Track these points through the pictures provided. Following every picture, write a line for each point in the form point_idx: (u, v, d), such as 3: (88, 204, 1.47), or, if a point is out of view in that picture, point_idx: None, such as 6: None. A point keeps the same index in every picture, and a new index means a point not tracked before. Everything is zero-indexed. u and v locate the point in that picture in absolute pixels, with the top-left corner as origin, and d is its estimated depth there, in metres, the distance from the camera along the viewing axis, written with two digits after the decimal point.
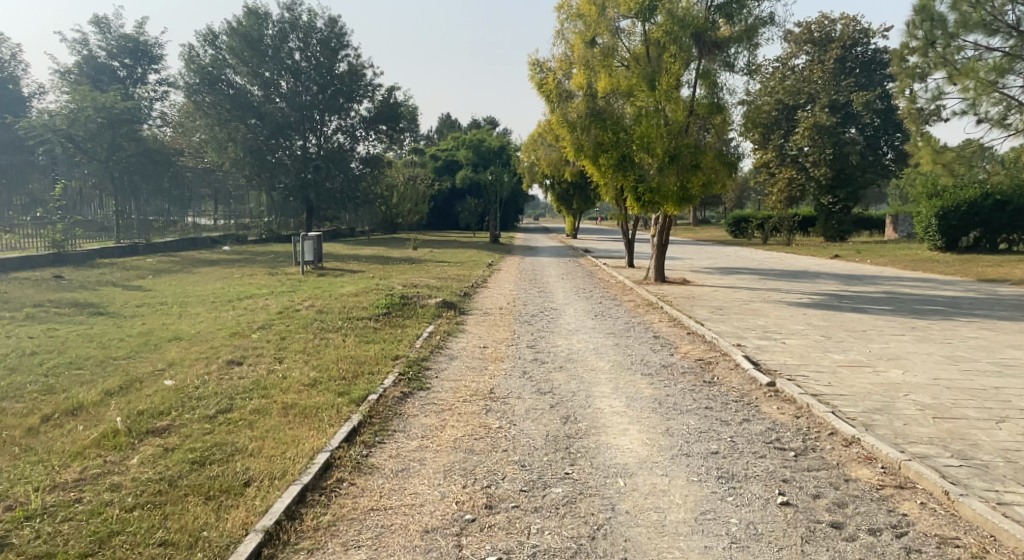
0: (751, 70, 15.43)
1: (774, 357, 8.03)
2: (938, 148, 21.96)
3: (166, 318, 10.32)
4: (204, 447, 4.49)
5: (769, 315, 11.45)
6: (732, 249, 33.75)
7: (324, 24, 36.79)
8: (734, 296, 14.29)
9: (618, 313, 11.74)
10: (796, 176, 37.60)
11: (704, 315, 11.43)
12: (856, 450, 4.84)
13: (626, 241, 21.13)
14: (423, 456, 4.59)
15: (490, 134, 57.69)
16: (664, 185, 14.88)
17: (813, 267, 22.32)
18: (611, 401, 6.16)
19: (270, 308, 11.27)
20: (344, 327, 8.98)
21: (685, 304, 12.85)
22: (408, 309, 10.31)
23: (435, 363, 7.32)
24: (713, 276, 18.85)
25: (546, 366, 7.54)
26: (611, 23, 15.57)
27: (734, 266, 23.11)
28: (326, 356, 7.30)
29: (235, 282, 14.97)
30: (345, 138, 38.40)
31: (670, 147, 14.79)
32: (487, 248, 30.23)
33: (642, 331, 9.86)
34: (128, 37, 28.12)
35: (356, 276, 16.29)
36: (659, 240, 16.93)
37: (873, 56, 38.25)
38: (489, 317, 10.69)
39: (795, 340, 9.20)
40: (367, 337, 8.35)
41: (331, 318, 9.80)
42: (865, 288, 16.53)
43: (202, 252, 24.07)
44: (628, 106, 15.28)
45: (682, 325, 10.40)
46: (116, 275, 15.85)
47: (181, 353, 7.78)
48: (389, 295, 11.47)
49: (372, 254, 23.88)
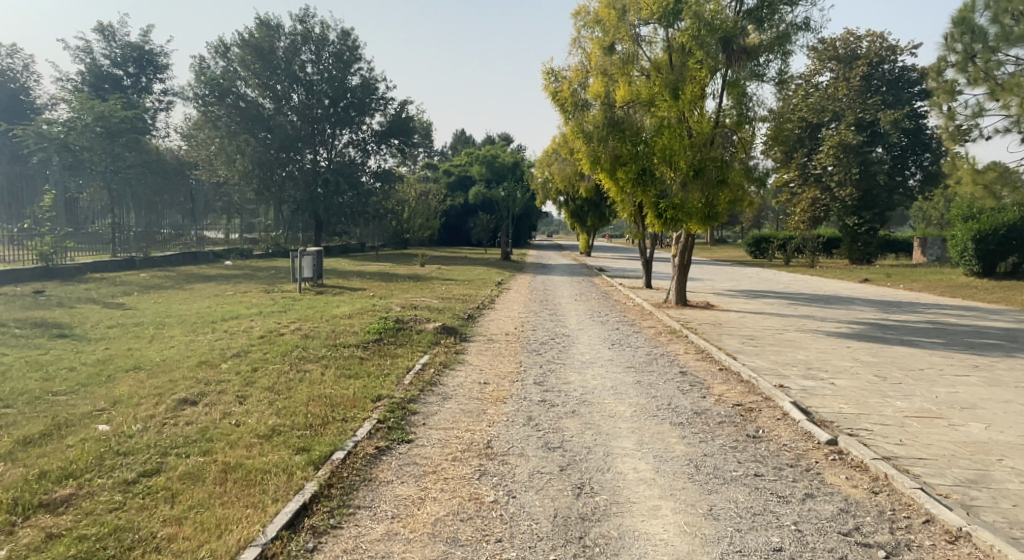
0: (785, 78, 14.29)
1: (824, 404, 6.84)
2: (978, 168, 20.77)
3: (134, 342, 9.24)
4: (98, 536, 3.38)
5: (808, 348, 10.24)
6: (753, 270, 32.53)
7: (337, 37, 36.15)
8: (765, 323, 13.09)
9: (639, 342, 10.54)
10: (819, 197, 36.43)
11: (735, 346, 10.26)
12: (967, 551, 3.63)
13: (644, 260, 19.98)
14: (388, 550, 3.44)
15: (503, 149, 57.11)
16: (687, 202, 13.77)
17: (843, 292, 21.02)
18: (637, 463, 4.96)
19: (253, 331, 10.15)
20: (327, 358, 7.86)
21: (712, 332, 11.68)
22: (402, 336, 9.19)
23: (424, 405, 6.15)
24: (739, 300, 17.65)
25: (559, 410, 6.37)
26: (631, 30, 14.55)
27: (760, 288, 21.92)
28: (297, 394, 6.17)
29: (226, 300, 14.00)
30: (356, 152, 37.76)
31: (695, 161, 13.65)
32: (498, 266, 29.19)
33: (667, 366, 8.66)
34: (133, 46, 27.79)
35: (355, 295, 15.28)
36: (680, 261, 15.74)
37: (900, 74, 36.97)
38: (494, 346, 9.52)
39: (845, 381, 7.98)
40: (350, 371, 7.20)
41: (315, 345, 8.67)
42: (905, 316, 15.24)
43: (203, 267, 23.25)
44: (649, 117, 14.16)
45: (712, 359, 9.21)
46: (102, 291, 14.95)
47: (132, 388, 6.66)
48: (384, 319, 10.33)
49: (378, 271, 22.94)
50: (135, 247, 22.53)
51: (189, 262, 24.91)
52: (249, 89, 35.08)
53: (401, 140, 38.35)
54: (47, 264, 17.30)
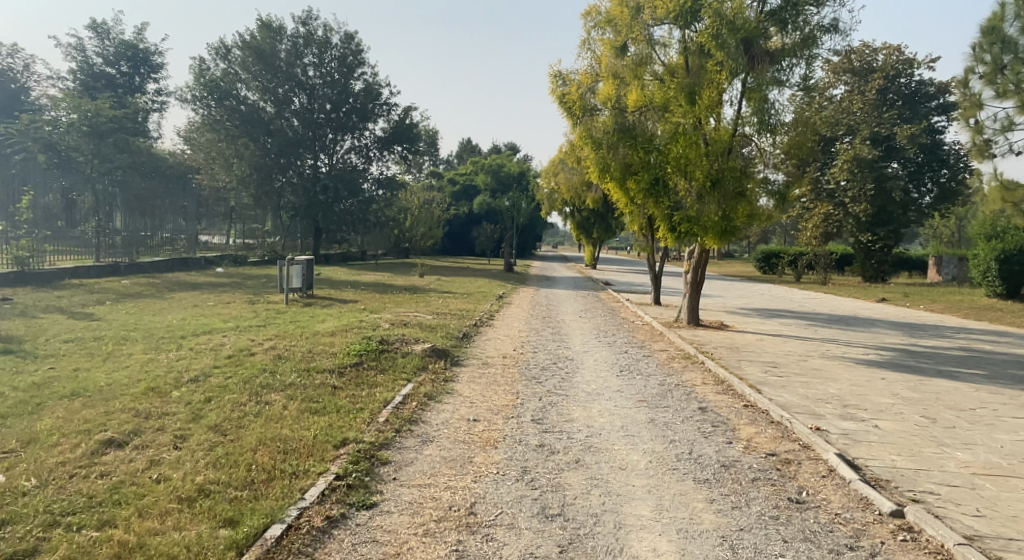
0: (810, 85, 13.19)
1: (873, 455, 5.80)
2: (1009, 185, 19.65)
3: (83, 362, 8.22)
4: None
5: (838, 380, 9.19)
6: (765, 287, 31.44)
7: (340, 40, 35.38)
8: (786, 348, 12.05)
9: (651, 369, 9.47)
10: (832, 212, 35.60)
11: (758, 375, 9.25)
12: None
13: (652, 275, 18.97)
14: None
15: (509, 159, 56.45)
16: (704, 215, 12.74)
17: (863, 312, 19.94)
18: (658, 541, 3.91)
19: (222, 349, 9.14)
20: (295, 386, 6.83)
21: (730, 357, 10.64)
22: (386, 359, 8.16)
23: (398, 452, 5.12)
24: (754, 320, 16.59)
25: (560, 459, 5.32)
26: (645, 30, 13.59)
27: (774, 307, 20.87)
28: (246, 436, 5.15)
29: (203, 311, 13.05)
30: (357, 158, 36.91)
31: (713, 171, 12.66)
32: (500, 278, 28.23)
33: (683, 400, 7.60)
34: (128, 44, 27.04)
35: (344, 308, 14.30)
36: (693, 278, 14.68)
37: (918, 87, 35.87)
38: (489, 372, 8.49)
39: (890, 424, 6.93)
40: (317, 404, 6.17)
41: (285, 370, 7.65)
42: (935, 341, 14.17)
43: (193, 274, 22.40)
44: (663, 123, 13.13)
45: (734, 392, 8.14)
46: (74, 299, 13.98)
47: (55, 421, 5.62)
48: (366, 338, 9.25)
49: (374, 281, 21.97)
50: (122, 252, 21.66)
51: (179, 269, 24.01)
52: (250, 92, 34.18)
53: (404, 147, 37.48)
54: (23, 269, 16.44)
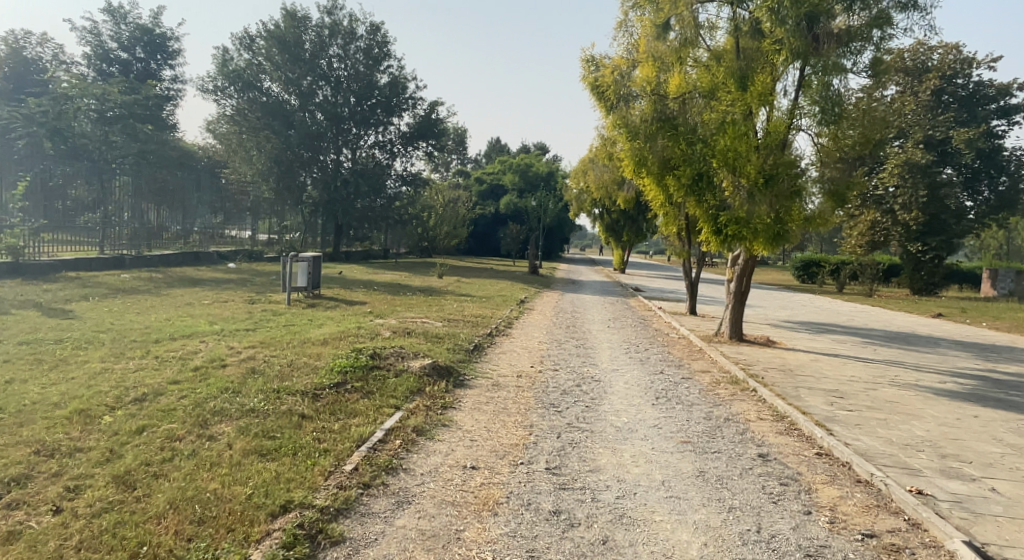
0: (880, 70, 11.44)
1: (1011, 540, 4.27)
2: None
3: (25, 369, 7.01)
4: None
5: (923, 419, 7.56)
6: (806, 297, 29.56)
7: (366, 31, 34.35)
8: (847, 373, 10.41)
9: (693, 397, 7.94)
10: (880, 220, 33.26)
11: (823, 409, 7.68)
12: None
13: (689, 283, 17.34)
14: None
15: (537, 159, 55.21)
16: (754, 217, 11.13)
17: (922, 329, 18.14)
18: None
19: (191, 358, 7.83)
20: (253, 415, 5.46)
21: (785, 383, 9.07)
22: (376, 379, 6.81)
23: (358, 524, 3.72)
24: (803, 336, 14.93)
25: (581, 538, 3.86)
26: (692, 7, 12.06)
27: (822, 320, 19.17)
28: (156, 494, 3.80)
29: (193, 311, 11.84)
30: (381, 154, 35.80)
31: (765, 166, 11.07)
32: (523, 280, 26.77)
33: (738, 443, 6.08)
34: (143, 28, 26.36)
35: (350, 310, 13.01)
36: (737, 288, 13.09)
37: (976, 89, 33.53)
38: (498, 396, 7.08)
39: (1011, 488, 5.32)
40: (271, 442, 4.80)
41: (251, 389, 6.29)
42: (1015, 367, 12.42)
43: (203, 269, 21.42)
44: (708, 112, 11.55)
45: (799, 432, 6.59)
46: (60, 293, 12.91)
47: None
48: (356, 351, 7.85)
49: (390, 281, 20.74)
50: (129, 244, 20.82)
51: (190, 263, 23.09)
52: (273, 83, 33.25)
53: (429, 143, 36.36)
54: (17, 259, 15.60)
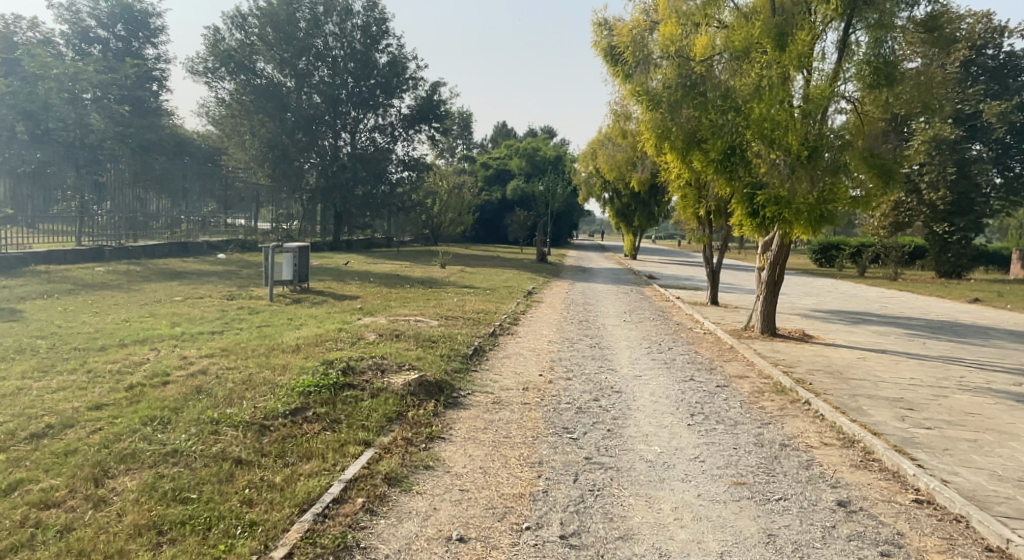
0: (942, 23, 9.89)
1: None
2: None
3: None
4: None
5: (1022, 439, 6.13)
6: (829, 282, 28.04)
7: (362, 7, 32.85)
8: (905, 374, 8.98)
9: (735, 414, 6.55)
10: (904, 199, 31.51)
11: (898, 428, 6.27)
12: None
13: (711, 271, 15.82)
14: None
15: (544, 143, 53.78)
16: (795, 195, 9.67)
17: (967, 318, 16.61)
18: None
19: (130, 372, 6.51)
20: (172, 461, 4.12)
21: (840, 391, 7.68)
22: (348, 402, 5.49)
23: None
24: (841, 328, 13.46)
25: None
26: None
27: (855, 308, 17.69)
28: None
29: (158, 310, 10.53)
30: (381, 137, 34.42)
31: (807, 139, 9.62)
32: (531, 268, 25.34)
33: (809, 485, 4.71)
34: (121, 4, 25.34)
35: (337, 306, 11.69)
36: (770, 277, 11.64)
37: (1006, 60, 31.73)
38: (499, 420, 5.71)
39: None
40: (180, 510, 3.45)
41: (186, 418, 4.95)
42: None
43: (189, 260, 20.15)
44: (741, 78, 10.06)
45: (880, 465, 5.21)
46: (16, 291, 11.63)
47: None
48: (326, 363, 6.47)
49: (389, 272, 19.43)
50: (111, 234, 20.00)
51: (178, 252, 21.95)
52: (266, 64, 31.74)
53: (432, 126, 34.91)
54: None
